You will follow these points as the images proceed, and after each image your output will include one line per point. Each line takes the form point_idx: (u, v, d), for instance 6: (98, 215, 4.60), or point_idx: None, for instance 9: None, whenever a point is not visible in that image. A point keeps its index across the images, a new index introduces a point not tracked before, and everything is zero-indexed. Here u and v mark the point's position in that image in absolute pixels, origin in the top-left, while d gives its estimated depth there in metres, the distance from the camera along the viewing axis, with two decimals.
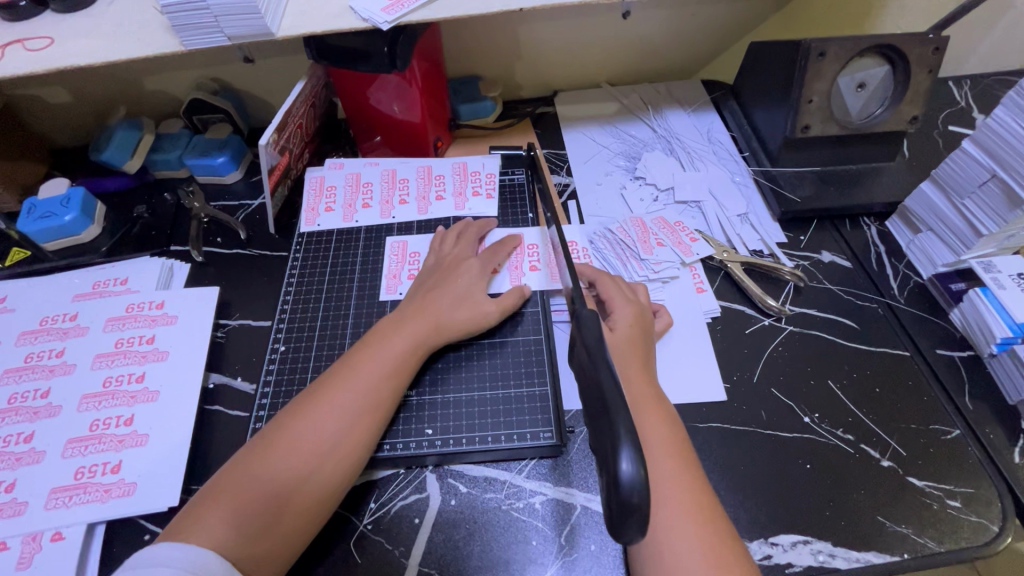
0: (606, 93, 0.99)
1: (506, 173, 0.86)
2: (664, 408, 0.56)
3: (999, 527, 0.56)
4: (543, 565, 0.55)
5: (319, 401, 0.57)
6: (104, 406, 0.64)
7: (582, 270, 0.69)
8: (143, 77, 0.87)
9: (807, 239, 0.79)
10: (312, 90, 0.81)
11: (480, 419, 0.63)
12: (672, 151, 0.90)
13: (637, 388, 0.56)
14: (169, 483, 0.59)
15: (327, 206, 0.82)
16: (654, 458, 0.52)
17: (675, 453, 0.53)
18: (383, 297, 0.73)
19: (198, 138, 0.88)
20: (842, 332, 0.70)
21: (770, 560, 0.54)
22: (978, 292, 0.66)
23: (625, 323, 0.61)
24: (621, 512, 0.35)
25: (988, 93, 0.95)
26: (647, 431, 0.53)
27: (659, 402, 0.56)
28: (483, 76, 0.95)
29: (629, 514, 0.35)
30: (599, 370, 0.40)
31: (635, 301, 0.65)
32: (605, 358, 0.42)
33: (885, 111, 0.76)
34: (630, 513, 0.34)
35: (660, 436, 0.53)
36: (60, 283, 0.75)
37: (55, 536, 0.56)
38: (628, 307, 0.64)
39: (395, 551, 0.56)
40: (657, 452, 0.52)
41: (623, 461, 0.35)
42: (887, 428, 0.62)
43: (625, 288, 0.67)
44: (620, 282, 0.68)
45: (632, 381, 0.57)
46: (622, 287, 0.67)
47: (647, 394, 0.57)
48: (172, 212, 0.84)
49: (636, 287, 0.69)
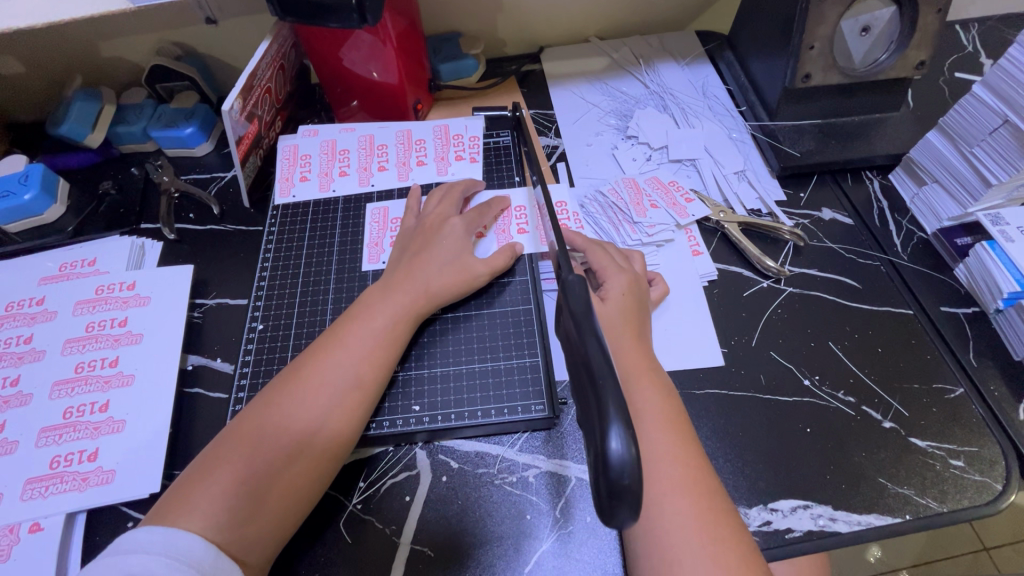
0: (595, 47, 0.93)
1: (490, 136, 0.82)
2: (659, 379, 0.54)
3: (1002, 485, 0.55)
4: (539, 539, 0.54)
5: (304, 378, 0.54)
6: (78, 392, 0.62)
7: (574, 236, 0.66)
8: (98, 43, 0.81)
9: (807, 196, 0.76)
10: (279, 51, 0.75)
11: (469, 393, 0.61)
12: (666, 108, 0.85)
13: (631, 360, 0.54)
14: (150, 469, 0.57)
15: (303, 176, 0.77)
16: (647, 433, 0.50)
17: (671, 427, 0.51)
18: (365, 267, 0.70)
19: (163, 108, 0.83)
20: (842, 291, 0.67)
21: (769, 527, 0.53)
22: (986, 246, 0.63)
23: (616, 292, 0.59)
24: (610, 493, 0.33)
25: (997, 37, 0.90)
26: (642, 405, 0.51)
27: (655, 373, 0.54)
28: (465, 33, 0.89)
29: (620, 496, 0.33)
30: (586, 341, 0.38)
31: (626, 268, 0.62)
32: (593, 328, 0.39)
33: (891, 56, 0.72)
34: (620, 495, 0.32)
35: (656, 410, 0.51)
36: (25, 267, 0.71)
37: (33, 527, 0.54)
38: (620, 274, 0.61)
39: (386, 530, 0.55)
40: (652, 427, 0.50)
41: (612, 439, 0.33)
42: (889, 389, 0.60)
43: (617, 254, 0.64)
44: (609, 248, 0.65)
45: (626, 354, 0.54)
46: (611, 254, 0.64)
47: (642, 365, 0.54)
48: (141, 188, 0.79)
49: (626, 252, 0.66)
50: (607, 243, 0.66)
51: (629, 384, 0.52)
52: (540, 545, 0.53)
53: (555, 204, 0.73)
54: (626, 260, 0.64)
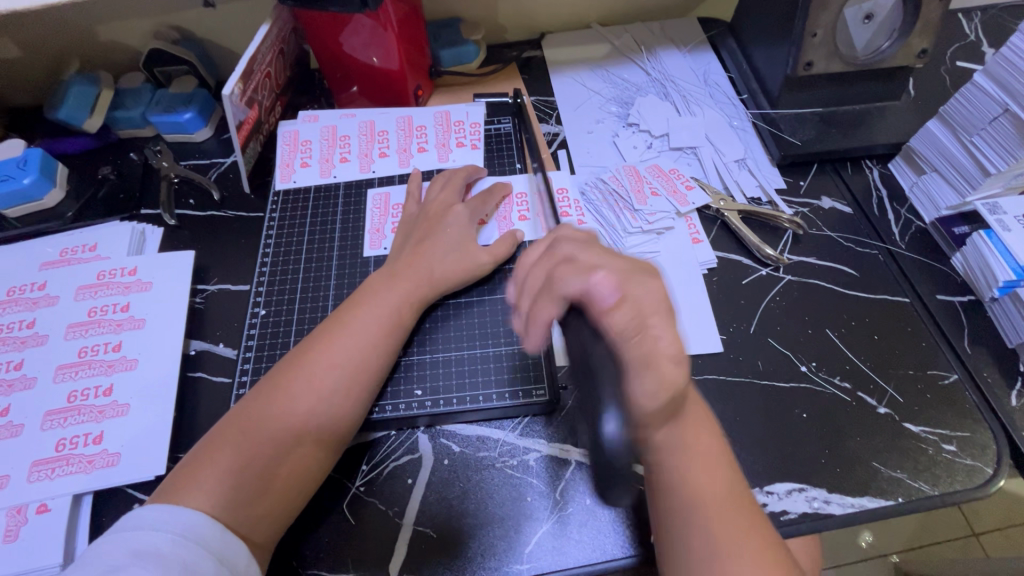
0: (596, 34, 0.93)
1: (491, 122, 0.81)
2: (708, 439, 0.48)
3: (993, 469, 0.56)
4: (538, 520, 0.55)
5: (310, 360, 0.55)
6: (82, 376, 0.62)
7: (573, 257, 0.47)
8: (95, 26, 0.80)
9: (807, 184, 0.76)
10: (279, 35, 0.75)
11: (470, 378, 0.61)
12: (667, 95, 0.85)
13: (682, 426, 0.47)
14: (154, 451, 0.58)
15: (303, 161, 0.77)
16: (702, 515, 0.45)
17: (734, 506, 0.46)
18: (366, 253, 0.70)
19: (161, 92, 0.82)
20: (841, 280, 0.68)
21: (764, 509, 0.54)
22: (983, 234, 0.63)
23: (677, 344, 0.42)
24: None
25: (999, 26, 0.89)
26: (686, 481, 0.46)
27: (704, 432, 0.48)
28: (465, 18, 0.89)
29: None
30: (590, 347, 0.43)
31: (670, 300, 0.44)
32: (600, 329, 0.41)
33: (894, 44, 0.72)
34: None
35: (707, 480, 0.47)
36: (26, 252, 0.71)
37: (41, 508, 0.55)
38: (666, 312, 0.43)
39: (388, 512, 0.56)
40: (707, 504, 0.46)
41: None
42: (884, 375, 0.61)
43: (649, 277, 0.45)
44: (620, 266, 0.45)
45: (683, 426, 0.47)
46: (640, 275, 0.44)
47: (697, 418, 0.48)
48: (140, 173, 0.79)
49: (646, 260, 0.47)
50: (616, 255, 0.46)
51: (669, 457, 0.46)
52: (540, 526, 0.54)
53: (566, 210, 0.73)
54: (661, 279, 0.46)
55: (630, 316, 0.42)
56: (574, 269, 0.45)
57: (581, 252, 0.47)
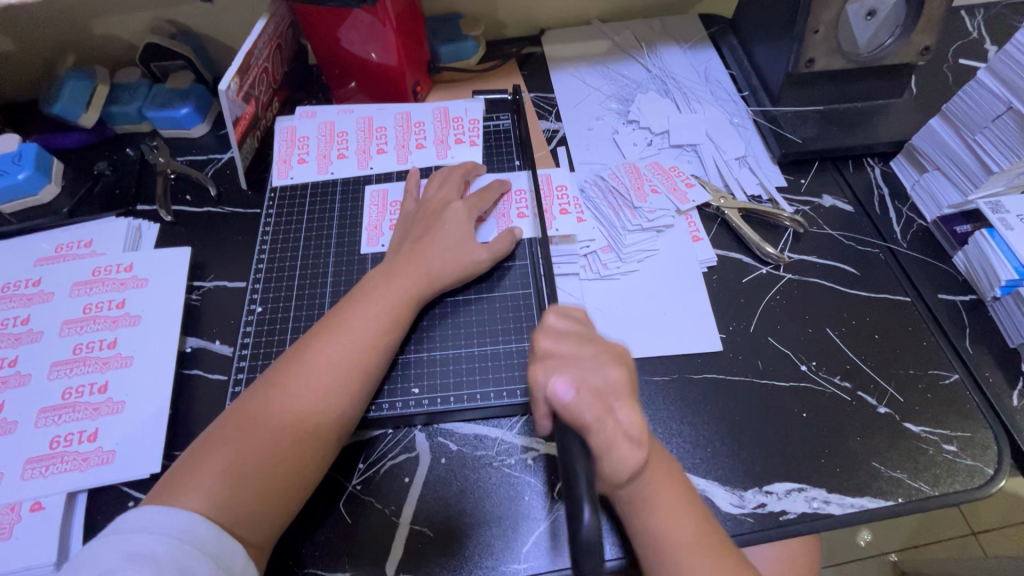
0: (596, 30, 0.92)
1: (490, 119, 0.81)
2: (678, 489, 0.49)
3: (994, 469, 0.55)
4: (536, 520, 0.54)
5: (307, 358, 0.54)
6: (76, 373, 0.62)
7: (549, 350, 0.51)
8: (91, 20, 0.79)
9: (808, 182, 0.75)
10: (276, 29, 0.74)
11: (468, 376, 0.61)
12: (667, 92, 0.84)
13: (653, 480, 0.48)
14: (150, 449, 0.58)
15: (300, 157, 0.77)
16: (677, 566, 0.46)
17: (706, 544, 0.47)
18: (364, 250, 0.70)
19: (157, 87, 0.82)
20: (842, 279, 0.67)
21: (763, 508, 0.54)
22: (985, 233, 0.63)
23: (637, 425, 0.47)
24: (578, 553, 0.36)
25: (1002, 23, 0.89)
26: (658, 535, 0.47)
27: (673, 480, 0.50)
28: (465, 13, 0.88)
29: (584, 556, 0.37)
30: (567, 436, 0.41)
31: (630, 387, 0.49)
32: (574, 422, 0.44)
33: (896, 41, 0.71)
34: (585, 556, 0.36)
35: (683, 531, 0.47)
36: (21, 248, 0.70)
37: (35, 506, 0.55)
38: (625, 397, 0.47)
39: (386, 511, 0.55)
40: (681, 553, 0.47)
41: (584, 513, 0.36)
42: (885, 375, 0.61)
43: (613, 367, 0.49)
44: (587, 358, 0.50)
45: (653, 481, 0.48)
46: (602, 364, 0.49)
47: (664, 476, 0.49)
48: (136, 169, 0.79)
49: (616, 350, 0.51)
50: (587, 348, 0.50)
51: (641, 510, 0.48)
52: (538, 526, 0.54)
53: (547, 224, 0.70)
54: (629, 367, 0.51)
55: (593, 406, 0.45)
56: (546, 365, 0.50)
57: (559, 346, 0.51)
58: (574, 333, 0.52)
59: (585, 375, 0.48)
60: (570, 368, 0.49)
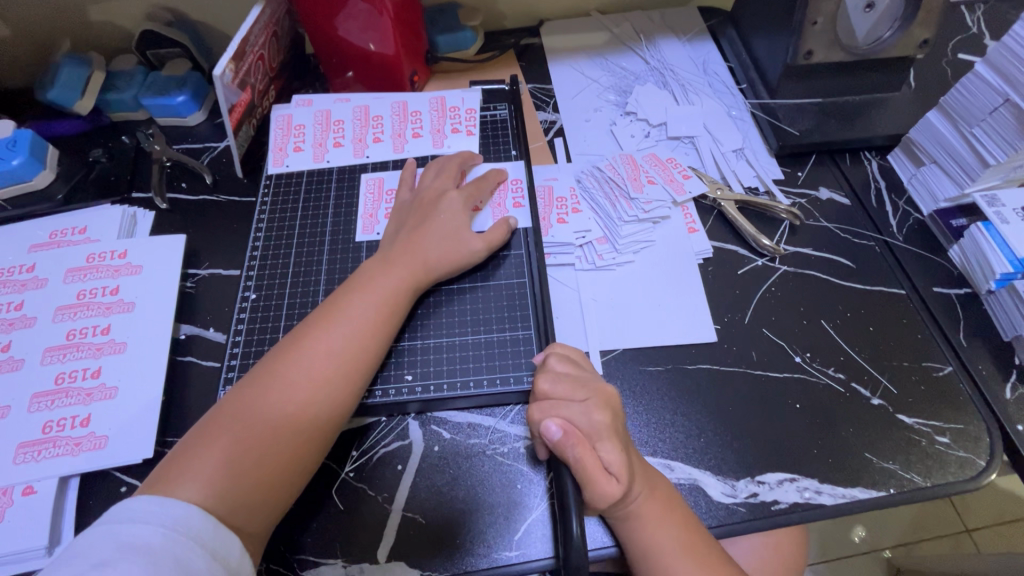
0: (595, 22, 0.92)
1: (487, 109, 0.80)
2: (666, 497, 0.50)
3: (986, 461, 0.56)
4: (529, 508, 0.54)
5: (303, 348, 0.54)
6: (70, 358, 0.61)
7: (545, 391, 0.53)
8: (86, 6, 0.79)
9: (805, 175, 0.75)
10: (272, 17, 0.74)
11: (462, 365, 0.61)
12: (665, 84, 0.84)
13: (643, 494, 0.50)
14: (143, 435, 0.58)
15: (296, 145, 0.76)
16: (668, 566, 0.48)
17: (692, 551, 0.48)
18: (359, 238, 0.70)
19: (153, 75, 0.81)
20: (837, 271, 0.67)
21: (755, 498, 0.54)
22: (981, 227, 0.63)
23: (618, 462, 0.49)
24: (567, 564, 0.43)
25: (1002, 19, 0.88)
26: (647, 546, 0.49)
27: (661, 491, 0.51)
28: (462, 3, 0.87)
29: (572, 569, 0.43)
30: (561, 472, 0.50)
31: (618, 429, 0.51)
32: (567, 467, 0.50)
33: (895, 34, 0.71)
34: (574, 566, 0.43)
35: (669, 540, 0.49)
36: (15, 234, 0.70)
37: (27, 490, 0.55)
38: (611, 438, 0.50)
39: (379, 498, 0.55)
40: (669, 560, 0.48)
41: (573, 525, 0.45)
42: (879, 366, 0.61)
43: (600, 411, 0.51)
44: (578, 402, 0.52)
45: (645, 495, 0.50)
46: (590, 408, 0.51)
47: (654, 488, 0.50)
48: (132, 156, 0.78)
49: (607, 394, 0.53)
50: (580, 392, 0.52)
51: (631, 522, 0.50)
52: (531, 513, 0.54)
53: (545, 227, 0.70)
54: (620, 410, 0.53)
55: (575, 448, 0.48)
56: (541, 406, 0.52)
57: (557, 385, 0.53)
58: (572, 374, 0.54)
59: (573, 418, 0.51)
60: (560, 412, 0.52)
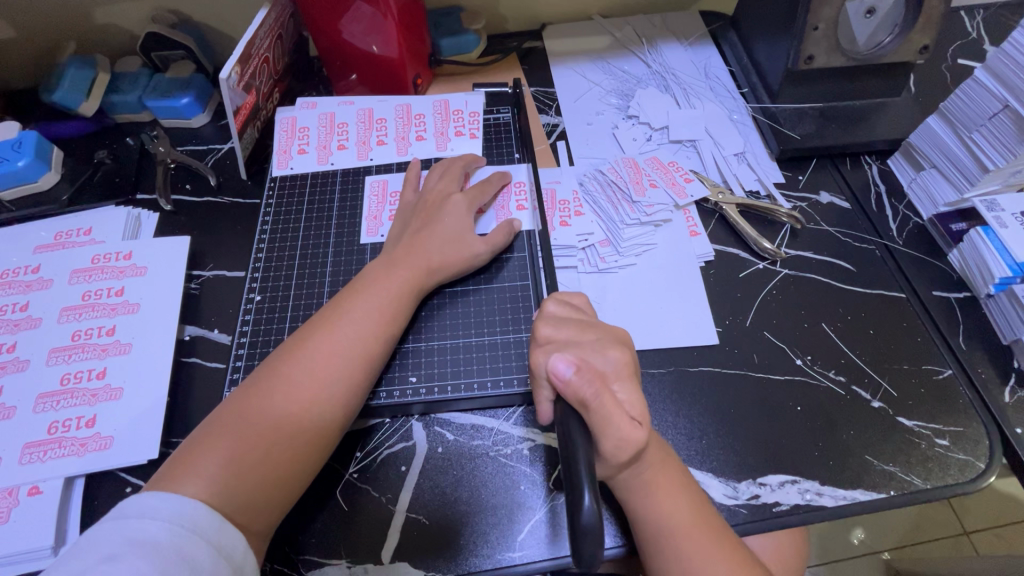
0: (598, 26, 0.92)
1: (490, 112, 0.81)
2: (674, 473, 0.51)
3: (985, 463, 0.56)
4: (532, 509, 0.55)
5: (309, 348, 0.54)
6: (75, 359, 0.62)
7: (549, 336, 0.53)
8: (92, 8, 0.79)
9: (805, 179, 0.76)
10: (277, 20, 0.74)
11: (465, 366, 0.61)
12: (667, 88, 0.84)
13: (655, 465, 0.50)
14: (148, 436, 0.58)
15: (300, 148, 0.77)
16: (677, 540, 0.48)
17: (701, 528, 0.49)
18: (364, 240, 0.70)
19: (158, 77, 0.82)
20: (838, 275, 0.68)
21: (757, 500, 0.54)
22: (980, 232, 0.63)
23: (636, 404, 0.48)
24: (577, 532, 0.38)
25: (1001, 25, 0.89)
26: (659, 522, 0.49)
27: (672, 468, 0.51)
28: (466, 7, 0.88)
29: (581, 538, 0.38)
30: (568, 428, 0.44)
31: (631, 369, 0.51)
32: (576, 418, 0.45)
33: (894, 40, 0.72)
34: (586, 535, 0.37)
35: (679, 515, 0.49)
36: (20, 235, 0.70)
37: (32, 490, 0.55)
38: (625, 378, 0.50)
39: (382, 499, 0.56)
40: (679, 533, 0.48)
41: (585, 497, 0.38)
42: (879, 369, 0.61)
43: (613, 349, 0.52)
44: (589, 342, 0.52)
45: (657, 467, 0.50)
46: (603, 346, 0.52)
47: (662, 458, 0.51)
48: (136, 158, 0.79)
49: (616, 335, 0.54)
50: (589, 332, 0.53)
51: (643, 496, 0.49)
52: (534, 514, 0.54)
53: (548, 228, 0.71)
54: (631, 352, 0.53)
55: (591, 383, 0.46)
56: (545, 350, 0.52)
57: (562, 331, 0.53)
58: (575, 319, 0.54)
59: (587, 356, 0.50)
60: (573, 351, 0.51)
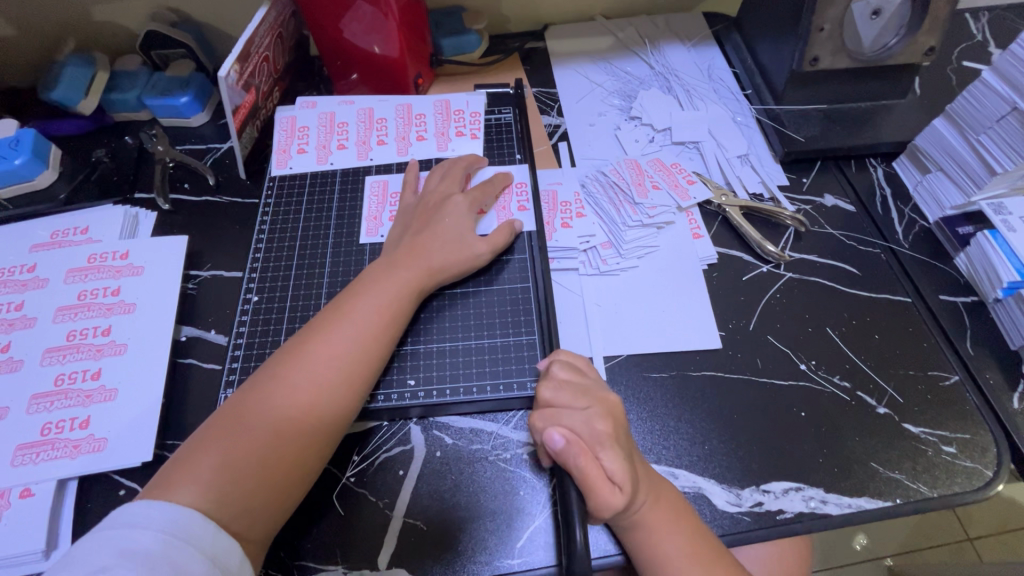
0: (601, 27, 0.92)
1: (491, 112, 0.80)
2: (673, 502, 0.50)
3: (993, 472, 0.55)
4: (532, 515, 0.54)
5: (308, 350, 0.54)
6: (70, 359, 0.61)
7: (548, 399, 0.53)
8: (92, 6, 0.79)
9: (810, 182, 0.75)
10: (277, 18, 0.74)
11: (464, 369, 0.60)
12: (670, 89, 0.84)
13: (648, 501, 0.49)
14: (142, 438, 0.57)
15: (300, 147, 0.76)
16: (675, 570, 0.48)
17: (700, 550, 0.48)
18: (362, 240, 0.69)
19: (157, 76, 0.81)
20: (843, 279, 0.67)
21: (760, 508, 0.53)
22: (988, 235, 0.63)
23: (620, 470, 0.48)
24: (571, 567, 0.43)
25: (1006, 28, 0.88)
26: (657, 550, 0.48)
27: (666, 499, 0.50)
28: (468, 6, 0.87)
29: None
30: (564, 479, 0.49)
31: (619, 438, 0.50)
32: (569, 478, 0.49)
33: (901, 41, 0.71)
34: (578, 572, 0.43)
35: (676, 541, 0.48)
36: (16, 234, 0.70)
37: (24, 493, 0.54)
38: (611, 446, 0.49)
39: (379, 503, 0.55)
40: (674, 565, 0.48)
41: (577, 531, 0.44)
42: (884, 374, 0.61)
43: (601, 420, 0.51)
44: (579, 410, 0.52)
45: (650, 502, 0.49)
46: (592, 417, 0.51)
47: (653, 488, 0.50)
48: (135, 157, 0.78)
49: (609, 404, 0.53)
50: (581, 400, 0.52)
51: (636, 531, 0.49)
52: (534, 520, 0.54)
53: (548, 232, 0.70)
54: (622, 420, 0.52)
55: (576, 453, 0.48)
56: (543, 414, 0.52)
57: (559, 393, 0.53)
58: (574, 381, 0.54)
59: (574, 427, 0.50)
60: (562, 420, 0.51)
